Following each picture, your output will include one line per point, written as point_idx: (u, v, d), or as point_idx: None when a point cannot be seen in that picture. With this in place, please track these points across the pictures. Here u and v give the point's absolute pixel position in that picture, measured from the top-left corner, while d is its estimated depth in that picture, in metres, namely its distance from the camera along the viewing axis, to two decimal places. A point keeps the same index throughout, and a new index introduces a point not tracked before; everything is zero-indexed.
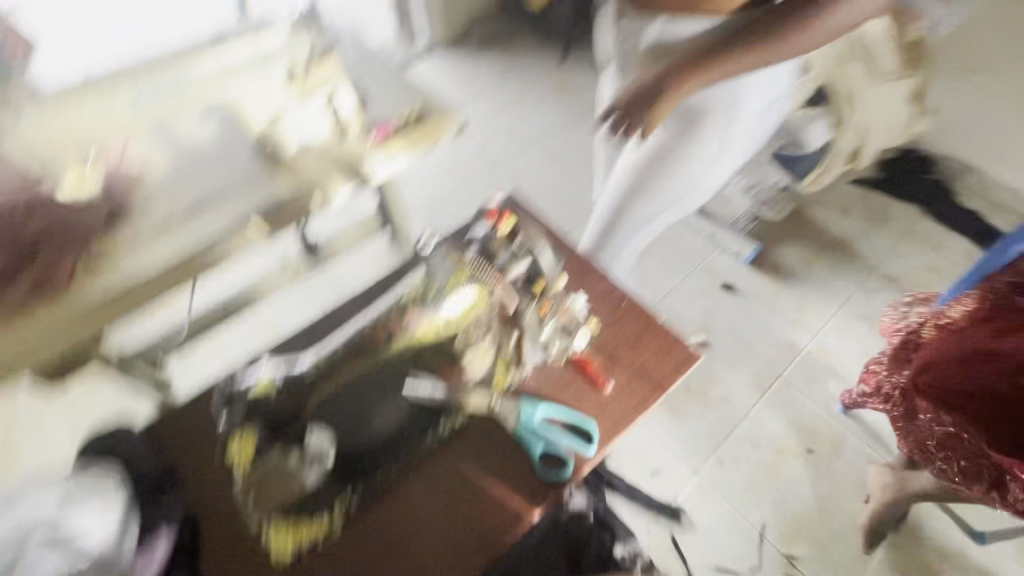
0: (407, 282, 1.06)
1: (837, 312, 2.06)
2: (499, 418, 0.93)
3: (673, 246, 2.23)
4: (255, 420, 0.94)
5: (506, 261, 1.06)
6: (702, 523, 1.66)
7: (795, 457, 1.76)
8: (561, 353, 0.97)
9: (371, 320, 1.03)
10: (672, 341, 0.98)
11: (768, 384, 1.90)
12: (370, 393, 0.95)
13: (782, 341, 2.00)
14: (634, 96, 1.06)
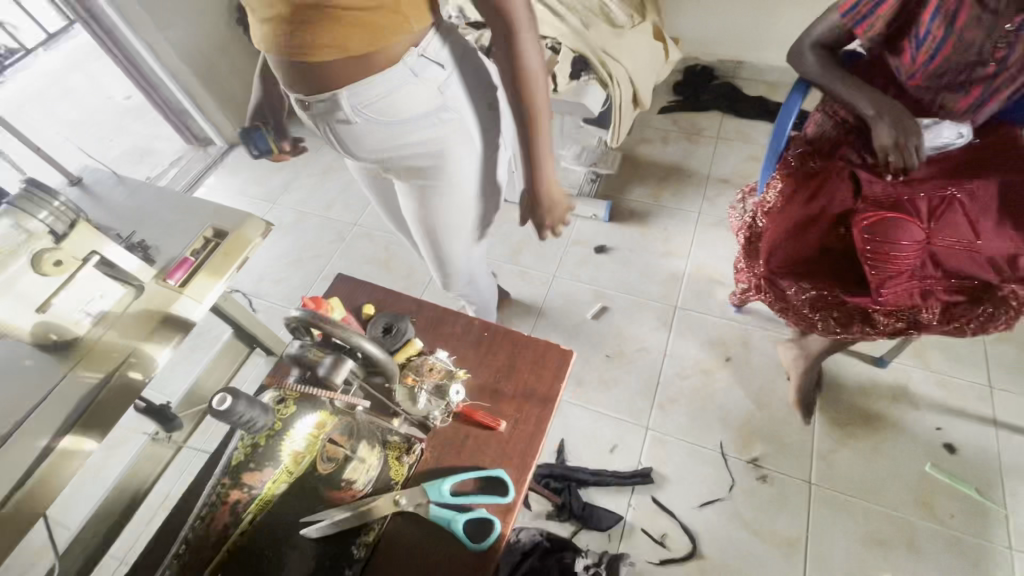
0: (234, 441, 0.85)
1: (696, 228, 2.22)
2: (412, 512, 0.86)
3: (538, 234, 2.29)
4: None
5: (330, 369, 0.84)
6: (672, 471, 1.70)
7: (720, 371, 1.87)
8: (443, 415, 0.94)
9: (211, 503, 0.81)
10: (542, 350, 1.01)
11: (671, 318, 2.01)
12: (257, 567, 0.78)
13: (666, 274, 2.12)
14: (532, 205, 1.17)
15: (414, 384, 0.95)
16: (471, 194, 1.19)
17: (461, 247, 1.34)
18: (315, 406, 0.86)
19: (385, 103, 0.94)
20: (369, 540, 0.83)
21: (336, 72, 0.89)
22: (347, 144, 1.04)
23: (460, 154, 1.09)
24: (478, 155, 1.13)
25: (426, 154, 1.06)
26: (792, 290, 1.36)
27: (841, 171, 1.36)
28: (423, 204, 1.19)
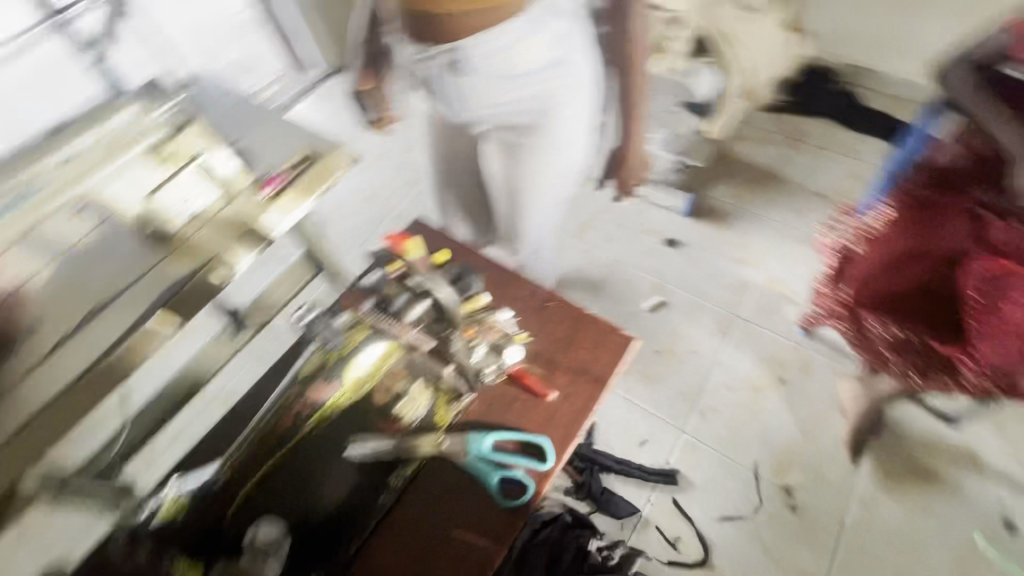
0: (305, 356, 0.96)
1: (777, 239, 2.09)
2: (450, 457, 0.90)
3: (610, 215, 2.23)
4: (174, 542, 0.85)
5: (405, 302, 0.95)
6: (698, 478, 1.67)
7: (770, 390, 1.80)
8: (496, 373, 0.95)
9: (274, 407, 0.91)
10: (603, 332, 1.00)
11: (731, 328, 1.93)
12: (306, 472, 0.87)
13: (735, 281, 2.03)
14: (616, 164, 1.32)
15: (473, 338, 0.96)
16: (557, 165, 1.20)
17: (535, 215, 1.34)
18: (383, 336, 0.94)
19: (502, 59, 0.98)
20: (404, 476, 0.89)
21: (464, 25, 0.95)
22: (452, 98, 1.09)
23: (560, 115, 1.10)
24: (574, 122, 1.13)
25: (526, 111, 1.08)
26: (875, 326, 1.30)
27: (964, 207, 1.22)
28: (511, 163, 1.21)
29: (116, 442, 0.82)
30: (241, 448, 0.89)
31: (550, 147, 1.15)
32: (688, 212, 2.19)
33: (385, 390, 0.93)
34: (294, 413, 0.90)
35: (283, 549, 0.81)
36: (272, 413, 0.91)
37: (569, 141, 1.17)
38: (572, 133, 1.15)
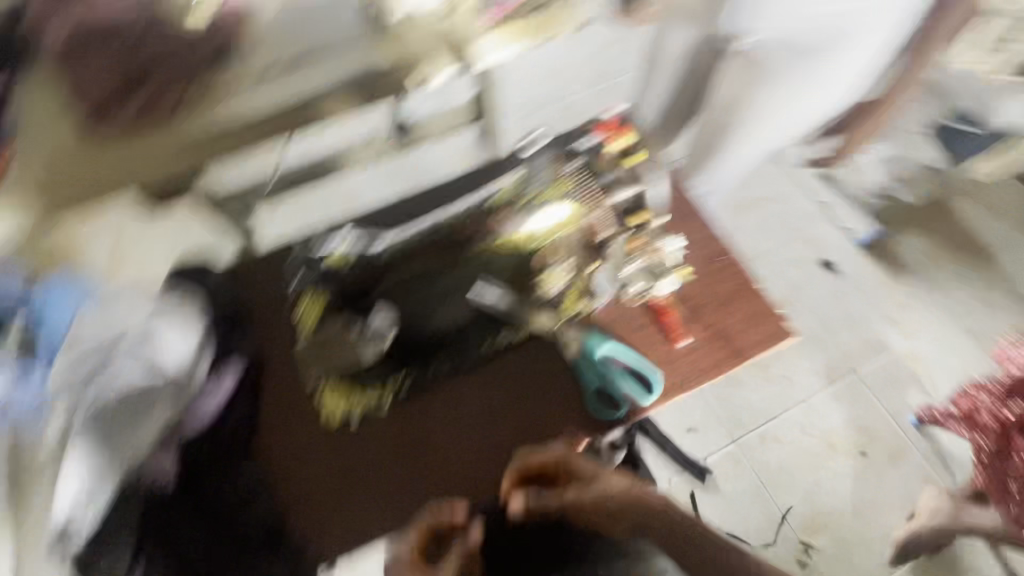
0: (501, 181, 0.85)
1: (961, 333, 1.48)
2: (562, 343, 0.79)
3: (777, 205, 1.60)
4: (328, 285, 0.80)
5: (616, 180, 0.84)
6: (727, 490, 1.38)
7: (845, 455, 1.40)
8: (638, 292, 0.80)
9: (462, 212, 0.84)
10: (768, 308, 0.79)
11: (840, 377, 1.46)
12: (445, 282, 0.79)
13: (870, 333, 1.50)
14: (856, 117, 1.18)
15: (634, 251, 0.81)
16: (796, 100, 0.94)
17: (728, 158, 1.10)
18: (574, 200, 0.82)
19: None
20: (519, 338, 0.79)
21: None
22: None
23: (844, 46, 0.85)
24: (853, 48, 0.86)
25: (803, 24, 0.82)
26: None
27: None
28: (748, 86, 0.95)
29: (263, 185, 0.82)
30: (414, 233, 0.83)
31: (806, 72, 0.89)
32: (864, 246, 1.58)
33: (558, 255, 0.81)
34: (476, 229, 0.82)
35: (390, 341, 0.77)
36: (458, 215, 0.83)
37: (828, 79, 0.91)
38: (841, 62, 0.87)
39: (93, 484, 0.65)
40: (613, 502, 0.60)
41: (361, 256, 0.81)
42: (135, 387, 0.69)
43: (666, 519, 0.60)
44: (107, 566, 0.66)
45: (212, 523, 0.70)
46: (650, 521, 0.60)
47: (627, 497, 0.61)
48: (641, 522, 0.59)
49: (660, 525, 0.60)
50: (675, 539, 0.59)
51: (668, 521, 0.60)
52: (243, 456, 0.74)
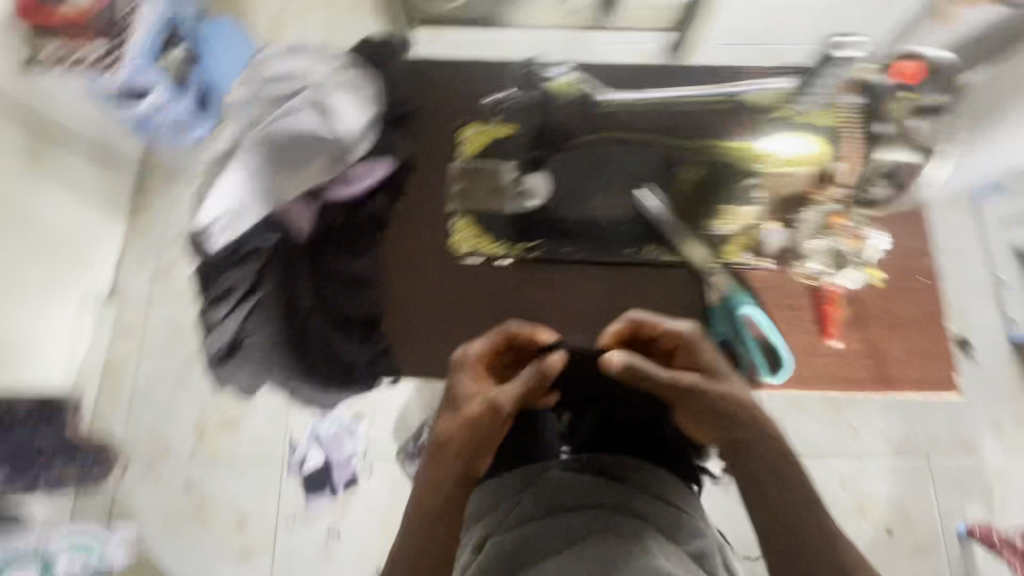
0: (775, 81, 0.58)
1: None
2: (703, 283, 0.72)
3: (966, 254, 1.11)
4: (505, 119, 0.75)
5: (898, 138, 0.54)
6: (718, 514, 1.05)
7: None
8: (812, 273, 0.70)
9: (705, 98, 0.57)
10: (939, 352, 0.70)
11: (915, 465, 1.02)
12: (617, 166, 0.74)
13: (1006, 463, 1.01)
14: None
15: (838, 231, 0.65)
16: None
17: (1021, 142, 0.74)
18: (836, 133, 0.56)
19: None
20: (665, 261, 0.72)
21: None
22: None
23: None
24: None
25: None
26: None
27: None
28: None
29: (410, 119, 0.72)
30: (642, 99, 0.57)
31: None
32: None
33: (777, 195, 0.63)
34: (717, 123, 0.58)
35: (535, 205, 0.72)
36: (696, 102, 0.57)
37: None
38: None
39: (246, 199, 0.69)
40: (717, 400, 0.56)
41: (585, 104, 0.57)
42: (308, 132, 0.70)
43: (762, 447, 0.55)
44: (232, 276, 0.70)
45: (324, 287, 0.71)
46: (745, 439, 0.55)
47: (735, 403, 0.55)
48: (731, 433, 0.55)
49: (751, 446, 0.55)
50: (762, 471, 0.54)
51: (764, 452, 0.55)
52: (369, 242, 0.73)
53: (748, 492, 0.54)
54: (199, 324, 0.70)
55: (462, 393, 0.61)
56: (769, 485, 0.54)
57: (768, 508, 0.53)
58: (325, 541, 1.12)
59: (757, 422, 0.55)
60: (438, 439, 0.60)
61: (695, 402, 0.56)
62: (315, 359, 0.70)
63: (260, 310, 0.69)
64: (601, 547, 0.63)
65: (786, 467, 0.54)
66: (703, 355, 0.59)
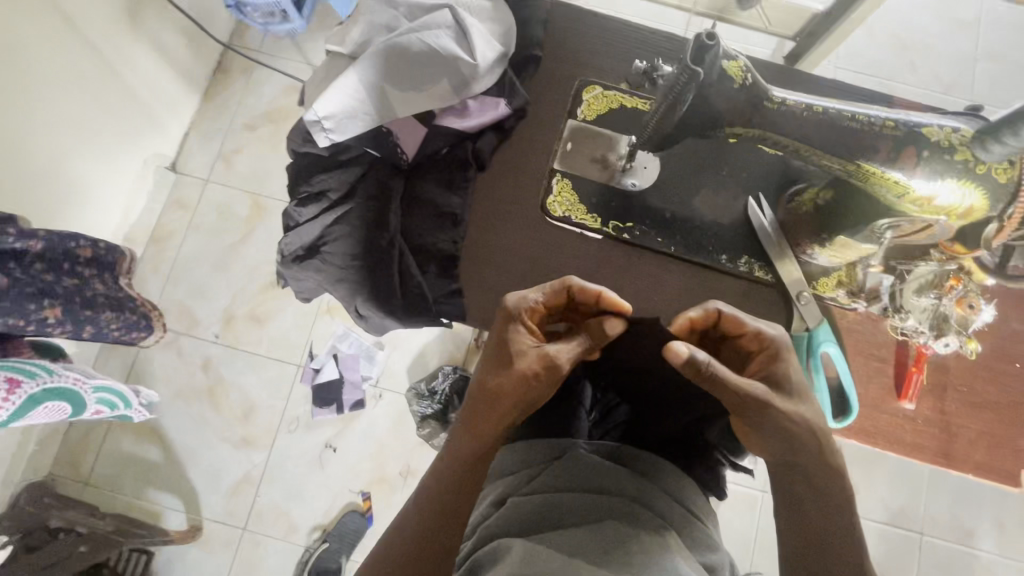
0: (953, 121, 0.50)
1: None
2: (788, 309, 0.70)
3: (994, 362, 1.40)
4: (632, 96, 0.73)
5: None
6: (731, 511, 1.35)
7: None
8: (904, 328, 0.68)
9: (882, 118, 0.50)
10: (1012, 439, 0.67)
11: (902, 525, 1.36)
12: (734, 173, 0.72)
13: (953, 512, 1.37)
14: None
15: (946, 292, 0.65)
16: None
17: None
18: (996, 188, 0.48)
19: None
20: (755, 277, 0.70)
21: None
22: None
23: None
24: None
25: None
26: None
27: None
28: None
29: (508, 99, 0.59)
30: (815, 104, 0.51)
31: None
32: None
33: (902, 237, 0.60)
34: (887, 150, 0.50)
35: (637, 185, 0.71)
36: (873, 121, 0.50)
37: None
38: None
39: (359, 106, 0.68)
40: (787, 420, 0.53)
41: (756, 96, 0.51)
42: (437, 51, 0.69)
43: (818, 479, 0.54)
44: (328, 180, 0.69)
45: (411, 214, 0.70)
46: (803, 468, 0.54)
47: (802, 425, 0.54)
48: (788, 457, 0.54)
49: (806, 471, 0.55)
50: (811, 499, 0.54)
51: (820, 484, 0.54)
52: (465, 181, 0.70)
53: (793, 518, 0.55)
54: (281, 219, 0.68)
55: (517, 346, 0.59)
56: (815, 516, 0.54)
57: (809, 537, 0.54)
58: (320, 452, 1.38)
59: (820, 451, 0.54)
60: (489, 390, 0.60)
61: (759, 415, 0.54)
62: (388, 283, 0.68)
63: (346, 219, 0.69)
64: (623, 533, 0.62)
65: (836, 503, 0.54)
66: (784, 368, 0.56)
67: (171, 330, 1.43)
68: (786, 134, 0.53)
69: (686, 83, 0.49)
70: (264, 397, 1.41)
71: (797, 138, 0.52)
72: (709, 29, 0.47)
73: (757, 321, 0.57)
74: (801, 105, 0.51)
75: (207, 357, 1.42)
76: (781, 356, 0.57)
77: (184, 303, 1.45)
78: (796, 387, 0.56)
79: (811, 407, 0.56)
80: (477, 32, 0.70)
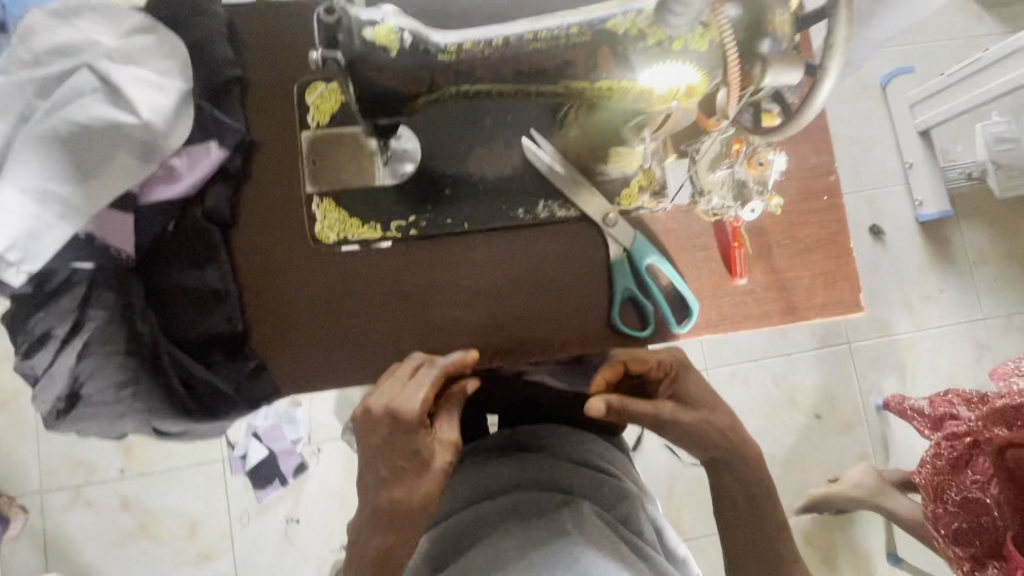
0: (636, 4, 0.45)
1: (958, 328, 1.45)
2: (605, 236, 0.66)
3: (854, 164, 1.45)
4: None
5: (779, 56, 0.44)
6: None
7: (801, 415, 1.39)
8: (713, 209, 0.65)
9: (565, 27, 0.44)
10: (847, 270, 0.68)
11: (831, 344, 1.43)
12: (497, 114, 0.65)
13: (872, 314, 1.44)
14: None
15: (735, 158, 0.63)
16: None
17: None
18: (701, 59, 0.44)
19: None
20: (560, 217, 0.65)
21: None
22: None
23: None
24: None
25: None
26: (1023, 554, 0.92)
27: None
28: None
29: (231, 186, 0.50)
30: (494, 36, 0.45)
31: None
32: (926, 221, 1.45)
33: (659, 130, 0.57)
34: (584, 58, 0.45)
35: (407, 171, 0.63)
36: (557, 34, 0.44)
37: None
38: None
39: (36, 221, 0.53)
40: (698, 429, 0.56)
41: (422, 53, 0.44)
42: (95, 124, 0.54)
43: (738, 465, 0.57)
44: (45, 319, 0.56)
45: (167, 309, 0.60)
46: (725, 460, 0.57)
47: (712, 430, 0.57)
48: (713, 456, 0.57)
49: (730, 471, 0.57)
50: (736, 490, 0.57)
51: (742, 471, 0.57)
52: (211, 252, 0.60)
53: (721, 503, 0.58)
54: (17, 378, 0.56)
55: (424, 454, 0.55)
56: (742, 505, 0.57)
57: (736, 528, 0.57)
58: (284, 529, 1.26)
59: (738, 451, 0.57)
60: (408, 508, 0.53)
61: (678, 429, 0.57)
62: (176, 391, 0.59)
63: (93, 351, 0.57)
64: (513, 534, 0.57)
65: (759, 491, 0.57)
66: (685, 385, 0.59)
67: (66, 489, 1.23)
68: (483, 79, 0.47)
69: (338, 72, 0.43)
70: (202, 509, 1.25)
71: (491, 76, 0.45)
72: (323, 5, 0.41)
73: (657, 352, 0.59)
74: (480, 43, 0.45)
75: (123, 495, 1.24)
76: (683, 374, 0.60)
77: (71, 453, 1.24)
78: (700, 398, 0.59)
79: (714, 409, 0.58)
80: (139, 87, 0.56)
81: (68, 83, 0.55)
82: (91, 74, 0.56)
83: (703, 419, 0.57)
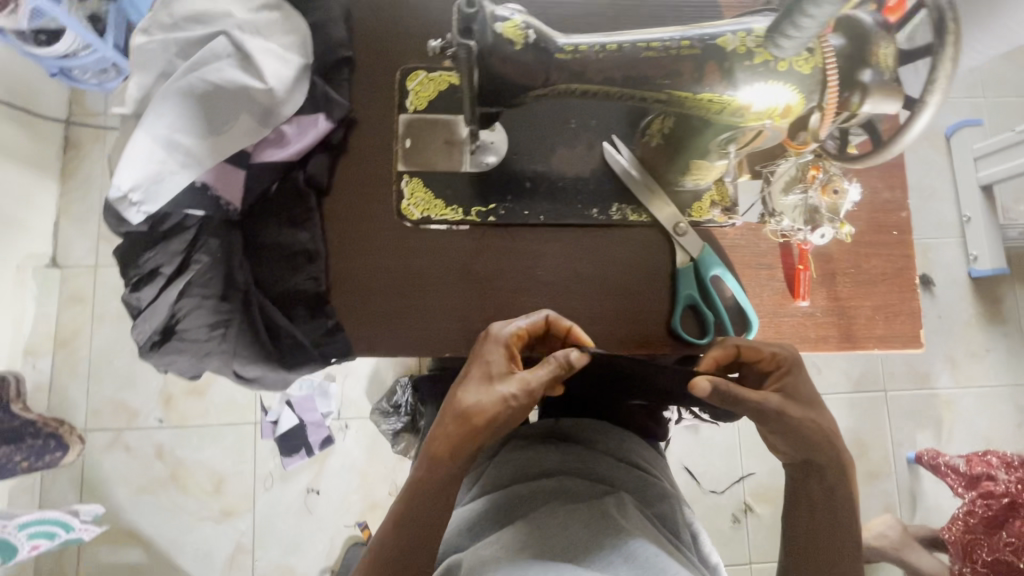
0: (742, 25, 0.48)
1: (1001, 391, 1.42)
2: (674, 245, 0.68)
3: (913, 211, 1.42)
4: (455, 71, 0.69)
5: (880, 84, 0.47)
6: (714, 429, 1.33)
7: None
8: (782, 229, 0.68)
9: (676, 40, 0.48)
10: (905, 307, 0.69)
11: (867, 389, 1.39)
12: (582, 119, 0.69)
13: (914, 364, 1.41)
14: None
15: (811, 183, 0.64)
16: None
17: None
18: (802, 80, 0.47)
19: None
20: (631, 221, 0.68)
21: None
22: None
23: None
24: None
25: None
26: None
27: None
28: None
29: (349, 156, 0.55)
30: (610, 42, 0.48)
31: None
32: (979, 276, 1.42)
33: (745, 146, 0.58)
34: (690, 72, 0.48)
35: (492, 161, 0.67)
36: (669, 46, 0.48)
37: None
38: None
39: (162, 164, 0.59)
40: (803, 425, 0.55)
41: (543, 49, 0.47)
42: (225, 87, 0.61)
43: (830, 476, 0.56)
44: (157, 256, 0.62)
45: (261, 263, 0.64)
46: (820, 467, 0.56)
47: (814, 430, 0.55)
48: (807, 456, 0.56)
49: (822, 473, 0.56)
50: (818, 492, 0.57)
51: (831, 481, 0.56)
52: (307, 215, 0.65)
53: (798, 504, 0.58)
54: (124, 308, 0.61)
55: (495, 366, 0.57)
56: (822, 509, 0.56)
57: (811, 530, 0.56)
58: (305, 496, 1.30)
59: (831, 453, 0.56)
60: (464, 409, 0.54)
61: (782, 423, 0.55)
62: (261, 338, 0.64)
63: (192, 290, 0.63)
64: (562, 515, 0.59)
65: (840, 497, 0.56)
66: (795, 383, 0.58)
67: (109, 430, 1.28)
68: (591, 80, 0.50)
69: (467, 61, 0.46)
70: (231, 466, 1.30)
71: (603, 80, 0.49)
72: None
73: (772, 343, 0.58)
74: (596, 47, 0.48)
75: (159, 444, 1.29)
76: (795, 373, 0.59)
77: (116, 398, 1.29)
78: (810, 399, 0.57)
79: (821, 412, 0.57)
80: (266, 58, 0.62)
81: (207, 50, 0.62)
82: (229, 45, 0.62)
83: (811, 419, 0.56)
